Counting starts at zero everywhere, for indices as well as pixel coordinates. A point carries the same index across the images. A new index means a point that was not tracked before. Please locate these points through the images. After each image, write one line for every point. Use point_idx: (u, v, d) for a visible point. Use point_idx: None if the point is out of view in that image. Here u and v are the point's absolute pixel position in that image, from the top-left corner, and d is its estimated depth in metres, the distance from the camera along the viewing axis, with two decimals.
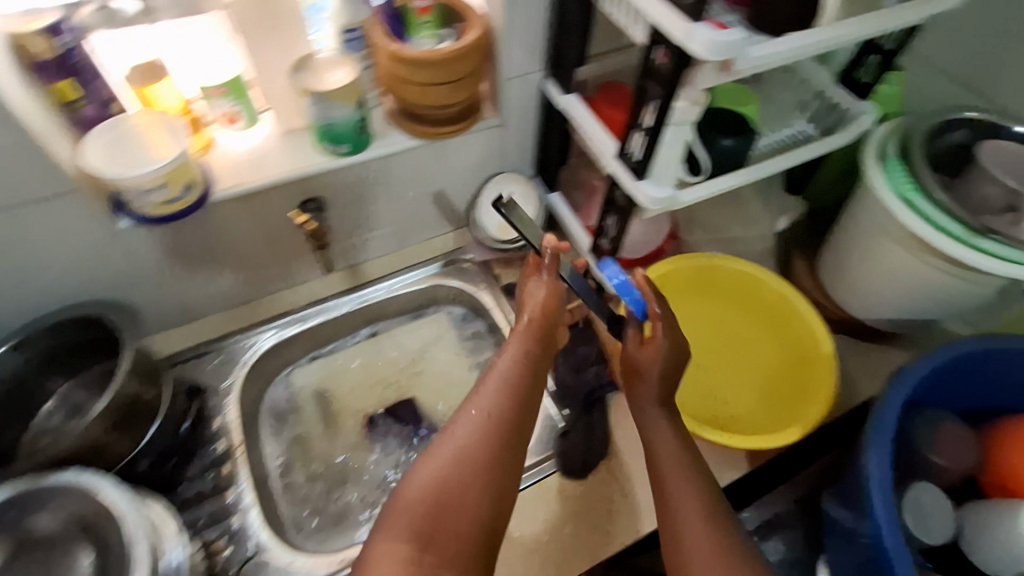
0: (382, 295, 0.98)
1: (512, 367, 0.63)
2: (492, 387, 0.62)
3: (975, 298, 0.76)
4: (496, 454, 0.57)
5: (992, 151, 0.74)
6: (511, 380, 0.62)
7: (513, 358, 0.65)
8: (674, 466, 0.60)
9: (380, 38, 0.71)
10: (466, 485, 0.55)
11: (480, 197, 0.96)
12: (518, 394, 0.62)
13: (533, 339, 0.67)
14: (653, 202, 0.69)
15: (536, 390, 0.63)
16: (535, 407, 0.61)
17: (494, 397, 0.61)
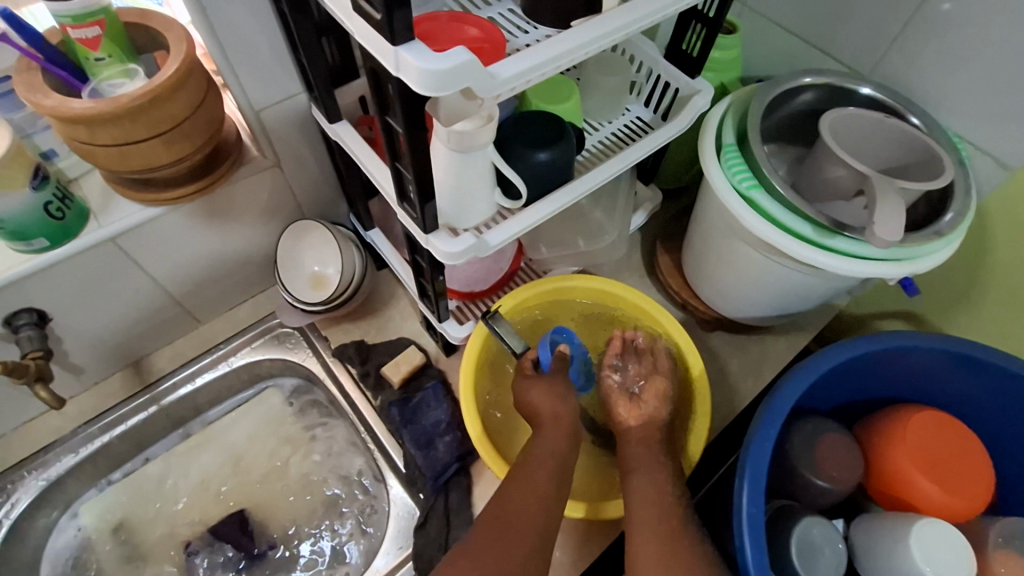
0: (182, 392, 0.78)
1: (546, 456, 0.60)
2: (523, 483, 0.57)
3: (840, 286, 0.68)
4: (518, 544, 0.53)
5: (835, 122, 0.64)
6: (536, 471, 0.58)
7: (544, 448, 0.61)
8: (658, 511, 0.57)
9: (25, 93, 0.50)
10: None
11: (280, 250, 0.77)
12: (556, 479, 0.58)
13: (558, 436, 0.62)
14: (450, 256, 0.56)
15: (553, 468, 0.59)
16: (544, 487, 0.57)
17: (519, 497, 0.56)
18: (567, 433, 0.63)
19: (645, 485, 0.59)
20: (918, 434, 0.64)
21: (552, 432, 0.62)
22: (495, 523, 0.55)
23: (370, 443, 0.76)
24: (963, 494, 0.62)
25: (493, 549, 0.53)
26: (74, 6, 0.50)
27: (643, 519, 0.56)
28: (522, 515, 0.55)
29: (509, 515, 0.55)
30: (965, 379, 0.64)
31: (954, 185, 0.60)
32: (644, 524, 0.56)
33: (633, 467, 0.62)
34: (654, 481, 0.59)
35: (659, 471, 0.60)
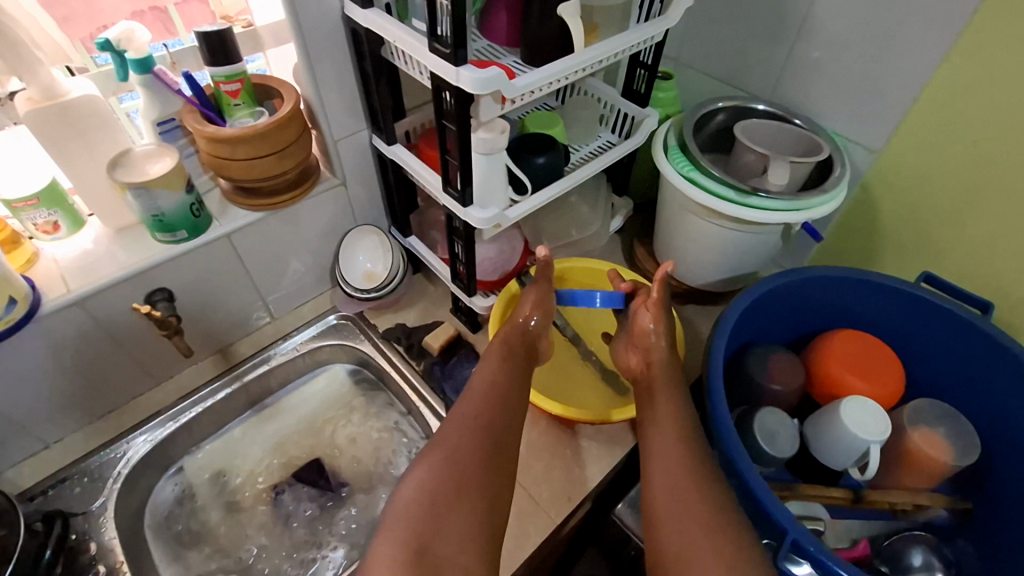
0: (260, 372, 0.96)
1: (495, 371, 0.77)
2: (469, 419, 0.70)
3: (768, 244, 0.91)
4: (468, 458, 0.66)
5: (744, 127, 0.90)
6: (482, 405, 0.71)
7: (487, 385, 0.75)
8: (669, 443, 0.68)
9: (193, 125, 0.74)
10: (445, 487, 0.63)
11: (340, 252, 0.99)
12: (501, 409, 0.72)
13: (517, 344, 0.81)
14: (482, 222, 0.78)
15: (509, 381, 0.76)
16: (493, 419, 0.70)
17: (476, 403, 0.72)
18: (506, 369, 0.77)
19: (658, 432, 0.70)
20: (842, 345, 0.83)
21: (513, 329, 0.83)
22: (448, 443, 0.67)
23: (416, 400, 0.93)
24: (883, 384, 0.80)
25: (446, 461, 0.65)
26: (227, 68, 0.76)
27: (656, 453, 0.68)
28: (471, 437, 0.68)
29: (460, 438, 0.68)
30: (866, 302, 0.84)
31: (833, 160, 0.85)
32: (657, 457, 0.68)
33: (650, 417, 0.74)
34: (665, 425, 0.71)
35: (669, 415, 0.72)
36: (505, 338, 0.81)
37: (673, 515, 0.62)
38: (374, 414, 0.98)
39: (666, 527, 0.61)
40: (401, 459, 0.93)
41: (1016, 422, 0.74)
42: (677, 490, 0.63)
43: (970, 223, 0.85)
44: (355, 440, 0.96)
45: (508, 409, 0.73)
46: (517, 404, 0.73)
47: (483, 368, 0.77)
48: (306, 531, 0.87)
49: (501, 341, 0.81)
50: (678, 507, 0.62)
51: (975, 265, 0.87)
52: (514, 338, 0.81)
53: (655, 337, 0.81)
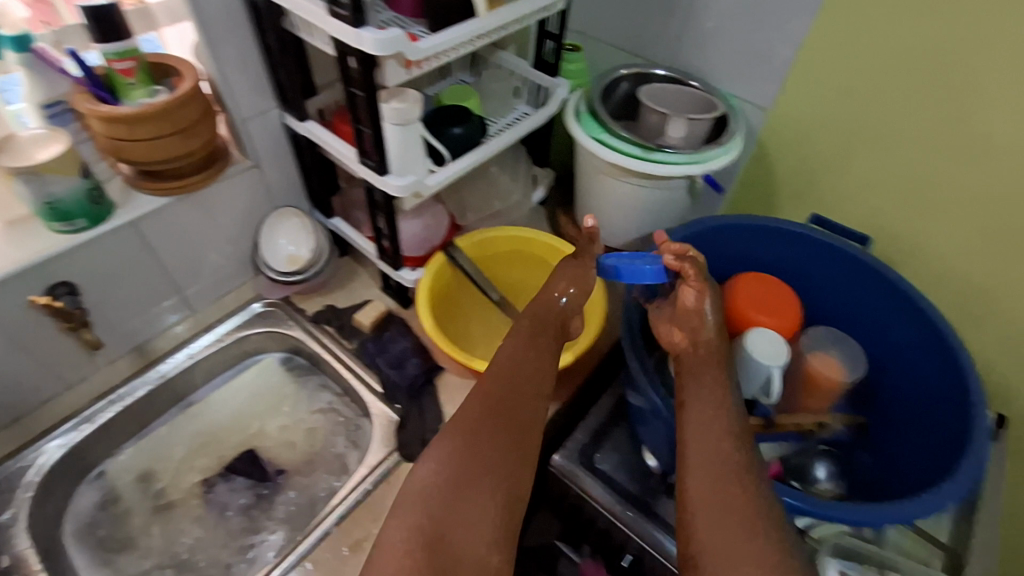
0: (182, 365, 0.92)
1: (524, 350, 0.72)
2: (489, 398, 0.65)
3: (678, 200, 0.97)
4: (487, 445, 0.62)
5: (647, 92, 0.96)
6: (503, 387, 0.67)
7: (513, 365, 0.69)
8: (708, 426, 0.61)
9: (85, 106, 0.71)
10: (458, 469, 0.60)
11: (260, 237, 0.96)
12: (524, 393, 0.67)
13: (546, 326, 0.77)
14: (401, 189, 0.79)
15: (532, 363, 0.70)
16: (514, 404, 0.66)
17: (495, 382, 0.67)
18: (533, 349, 0.72)
19: (699, 410, 0.62)
20: (748, 287, 0.90)
21: (547, 305, 0.79)
22: (465, 424, 0.63)
23: (350, 378, 0.93)
24: (783, 317, 0.87)
25: (459, 441, 0.62)
26: (117, 45, 0.73)
27: (694, 440, 0.60)
28: (489, 421, 0.63)
29: (479, 419, 0.64)
30: (768, 248, 0.91)
31: (728, 117, 0.92)
32: (697, 443, 0.60)
33: (687, 395, 0.65)
34: (709, 408, 0.62)
35: (711, 394, 0.64)
36: (530, 319, 0.77)
37: (713, 504, 0.55)
38: (308, 399, 0.97)
39: (695, 512, 0.55)
40: (338, 439, 0.93)
41: (897, 341, 0.84)
42: (708, 475, 0.56)
43: (848, 168, 0.94)
44: (290, 426, 0.95)
45: (530, 390, 0.68)
46: (538, 387, 0.69)
47: (502, 353, 0.72)
48: (244, 519, 0.86)
49: (523, 321, 0.76)
50: (716, 497, 0.55)
51: (856, 207, 0.97)
52: (538, 316, 0.77)
53: (705, 314, 0.70)
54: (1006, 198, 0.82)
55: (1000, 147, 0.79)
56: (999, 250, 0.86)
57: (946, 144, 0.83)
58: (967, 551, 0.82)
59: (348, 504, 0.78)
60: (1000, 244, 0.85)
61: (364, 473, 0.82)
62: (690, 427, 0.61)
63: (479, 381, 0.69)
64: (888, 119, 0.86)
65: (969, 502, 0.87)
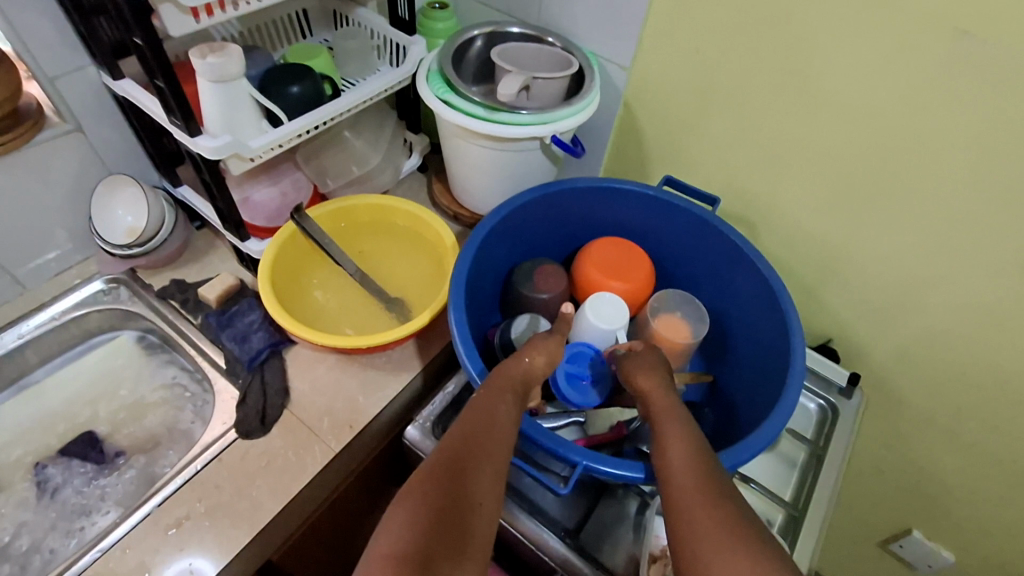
0: (6, 343, 0.86)
1: (493, 400, 0.64)
2: (462, 447, 0.59)
3: (536, 162, 0.94)
4: (461, 492, 0.55)
5: (501, 49, 0.92)
6: (474, 428, 0.60)
7: (484, 413, 0.62)
8: (686, 469, 0.57)
9: None
10: (430, 526, 0.51)
11: (93, 207, 0.90)
12: (499, 441, 0.60)
13: (512, 379, 0.67)
14: (213, 151, 0.74)
15: (500, 413, 0.63)
16: (485, 448, 0.59)
17: (466, 428, 0.61)
18: (504, 399, 0.64)
19: (672, 449, 0.60)
20: (600, 252, 0.89)
21: (513, 362, 0.69)
22: (440, 470, 0.56)
23: (195, 354, 0.89)
24: (631, 283, 0.87)
25: (426, 496, 0.53)
26: None
27: (675, 487, 0.57)
28: (467, 470, 0.57)
29: (451, 465, 0.57)
30: (616, 207, 0.89)
31: (583, 75, 0.89)
32: (676, 494, 0.56)
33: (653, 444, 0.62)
34: (675, 441, 0.60)
35: (679, 437, 0.61)
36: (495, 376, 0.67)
37: (702, 538, 0.51)
38: (154, 377, 0.93)
39: (694, 553, 0.51)
40: (186, 418, 0.89)
41: (735, 297, 0.84)
42: (701, 523, 0.52)
43: (704, 128, 0.93)
44: (135, 405, 0.91)
45: (501, 443, 0.61)
46: (508, 435, 0.62)
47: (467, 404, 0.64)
48: (76, 500, 0.80)
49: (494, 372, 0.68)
50: (714, 538, 0.51)
51: (719, 168, 0.96)
52: (509, 368, 0.68)
53: (650, 372, 0.69)
54: (843, 154, 0.82)
55: (838, 103, 0.78)
56: (843, 209, 0.86)
57: (785, 100, 0.82)
58: (807, 506, 0.83)
59: (176, 482, 0.75)
60: (844, 202, 0.86)
61: (198, 450, 0.78)
62: (668, 472, 0.58)
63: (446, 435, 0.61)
64: (732, 74, 0.85)
65: (816, 457, 0.89)
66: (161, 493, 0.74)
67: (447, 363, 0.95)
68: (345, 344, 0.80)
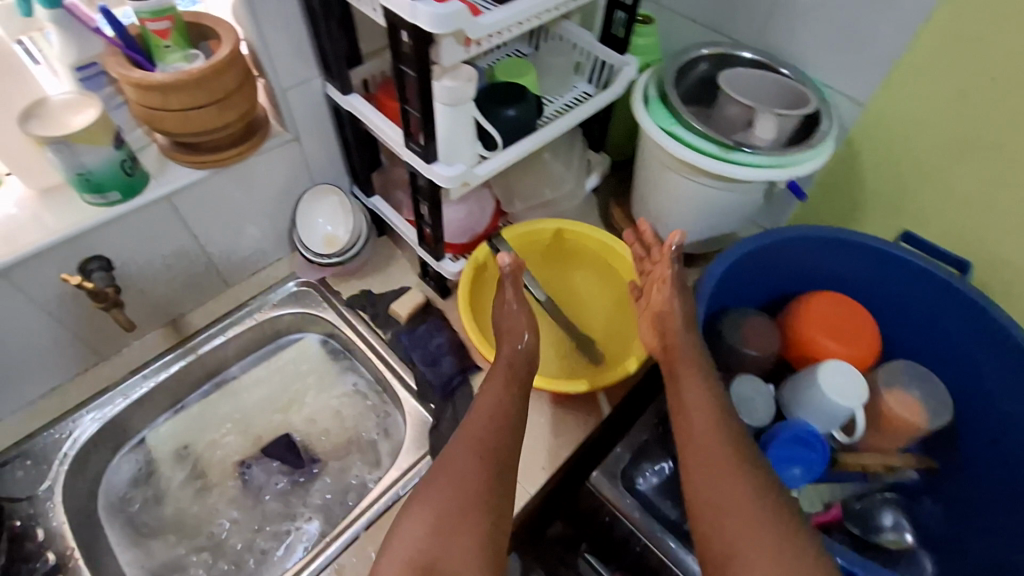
0: (215, 343, 0.90)
1: (505, 382, 0.72)
2: (474, 432, 0.67)
3: (750, 202, 0.86)
4: (473, 479, 0.62)
5: (727, 76, 0.85)
6: (486, 418, 0.68)
7: (486, 405, 0.69)
8: (700, 433, 0.62)
9: (117, 71, 0.65)
10: (451, 510, 0.60)
11: (297, 214, 0.91)
12: (505, 431, 0.67)
13: (519, 367, 0.74)
14: (447, 180, 0.72)
15: (508, 399, 0.70)
16: (497, 438, 0.66)
17: (478, 414, 0.69)
18: (509, 390, 0.71)
19: (686, 412, 0.64)
20: (820, 309, 0.83)
21: (514, 355, 0.75)
22: (455, 465, 0.64)
23: (385, 369, 0.89)
24: (856, 347, 0.81)
25: (446, 482, 0.62)
26: (152, 2, 0.66)
27: (690, 447, 0.62)
28: (479, 459, 0.64)
29: (464, 459, 0.64)
30: (848, 261, 0.81)
31: (820, 113, 0.81)
32: (693, 453, 0.61)
33: (674, 400, 0.66)
34: (697, 404, 0.64)
35: (696, 400, 0.64)
36: (500, 369, 0.74)
37: (729, 522, 0.55)
38: (338, 383, 0.95)
39: (726, 536, 0.55)
40: (372, 431, 0.90)
41: (985, 379, 0.75)
42: (712, 483, 0.58)
43: (949, 180, 0.83)
44: (321, 411, 0.92)
45: (511, 429, 0.68)
46: (517, 419, 0.69)
47: (483, 394, 0.71)
48: (280, 505, 0.83)
49: (498, 362, 0.75)
50: (745, 524, 0.55)
51: (956, 224, 0.85)
52: (507, 357, 0.75)
53: (669, 318, 0.73)
54: None
55: None
56: None
57: None
58: None
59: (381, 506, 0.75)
60: None
61: (397, 474, 0.79)
62: (685, 432, 0.63)
63: (464, 421, 0.69)
64: (1006, 126, 0.73)
65: None
66: (366, 515, 0.75)
67: (630, 405, 0.91)
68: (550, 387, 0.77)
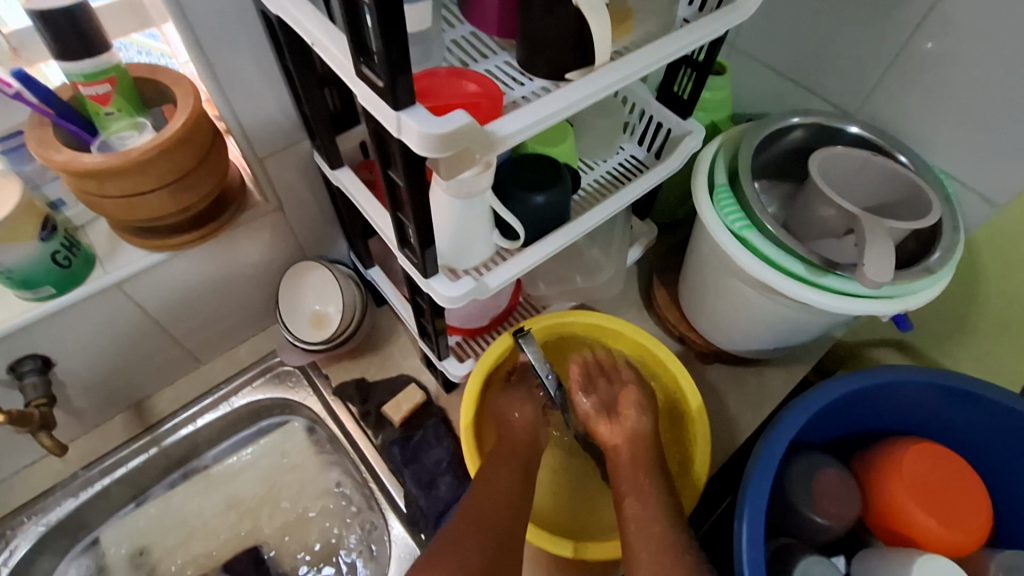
0: (182, 433, 0.79)
1: (506, 455, 0.65)
2: (475, 509, 0.59)
3: (836, 321, 0.68)
4: (474, 562, 0.56)
5: (824, 161, 0.66)
6: (489, 497, 0.60)
7: (489, 479, 0.62)
8: (652, 535, 0.59)
9: (38, 153, 0.51)
10: None
11: (281, 288, 0.77)
12: (506, 513, 0.60)
13: (517, 438, 0.67)
14: (450, 299, 0.57)
15: (510, 475, 0.63)
16: (502, 521, 0.59)
17: (485, 479, 0.62)
18: (510, 463, 0.64)
19: (636, 504, 0.62)
20: (915, 466, 0.65)
21: (514, 427, 0.68)
22: (459, 544, 0.57)
23: (372, 481, 0.76)
24: (961, 529, 0.63)
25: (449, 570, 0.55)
26: (86, 64, 0.52)
27: (637, 545, 0.59)
28: (483, 540, 0.57)
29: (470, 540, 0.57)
30: (957, 413, 0.66)
31: (943, 224, 0.62)
32: (638, 552, 0.59)
33: (625, 489, 0.64)
34: (649, 506, 0.61)
35: (650, 492, 0.63)
36: (498, 442, 0.67)
37: None
38: (320, 482, 0.82)
39: None
40: (354, 546, 0.78)
41: None
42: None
43: None
44: (299, 520, 0.81)
45: (515, 512, 0.60)
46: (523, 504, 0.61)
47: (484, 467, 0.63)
48: None
49: (500, 446, 0.66)
50: None
51: None
52: (510, 424, 0.68)
53: (630, 419, 0.69)
54: None
55: None
56: None
57: None
58: None
59: None
60: None
61: None
62: (633, 528, 0.61)
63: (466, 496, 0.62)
64: None
65: None
66: None
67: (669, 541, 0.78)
68: (570, 551, 0.62)
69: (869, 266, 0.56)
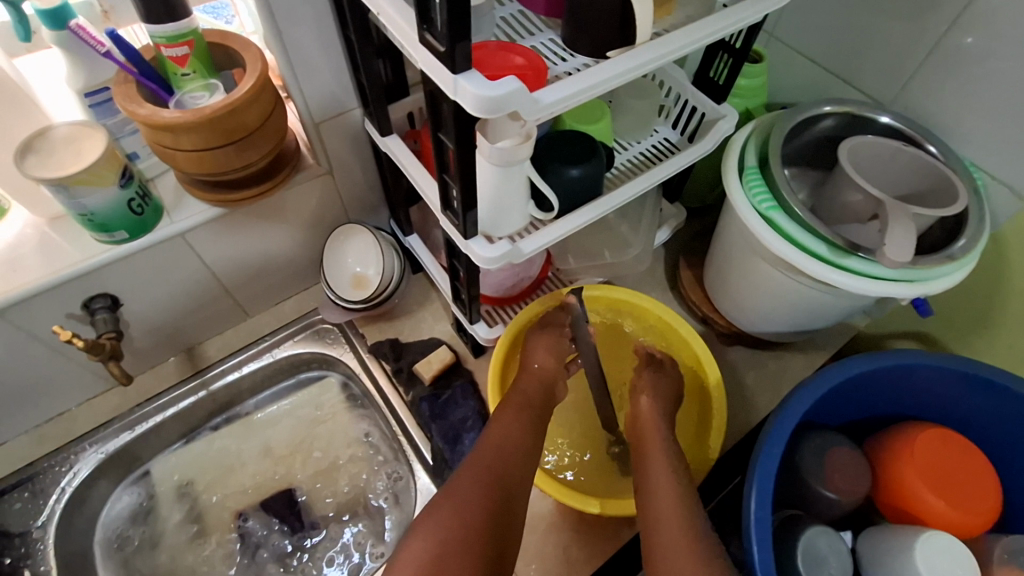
0: (229, 379, 0.84)
1: (521, 407, 0.65)
2: (484, 456, 0.59)
3: (856, 305, 0.70)
4: (479, 507, 0.54)
5: (855, 149, 0.67)
6: (502, 449, 0.60)
7: (500, 432, 0.62)
8: (669, 508, 0.58)
9: (124, 105, 0.57)
10: (456, 537, 0.51)
11: (326, 249, 0.82)
12: (515, 462, 0.59)
13: (532, 393, 0.68)
14: (487, 260, 0.61)
15: (524, 425, 0.63)
16: (511, 468, 0.59)
17: (499, 430, 0.62)
18: (523, 419, 0.64)
19: (652, 484, 0.62)
20: (927, 449, 0.67)
21: (530, 381, 0.69)
22: (459, 494, 0.54)
23: (401, 433, 0.81)
24: (968, 511, 0.64)
25: (458, 508, 0.53)
26: (170, 26, 0.57)
27: (653, 520, 0.58)
28: (487, 486, 0.56)
29: (474, 488, 0.55)
30: (975, 399, 0.68)
31: (969, 213, 0.63)
32: (656, 526, 0.57)
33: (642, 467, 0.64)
34: (659, 482, 0.61)
35: (663, 470, 0.62)
36: (515, 395, 0.67)
37: None
38: (351, 433, 0.88)
39: None
40: (380, 493, 0.83)
41: None
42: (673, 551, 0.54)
43: None
44: (330, 467, 0.86)
45: (522, 458, 0.60)
46: (533, 455, 0.62)
47: (499, 420, 0.63)
48: (277, 566, 0.81)
49: (514, 393, 0.68)
50: None
51: None
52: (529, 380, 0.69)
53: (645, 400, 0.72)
54: None
55: None
56: None
57: None
58: None
59: None
60: None
61: None
62: (650, 509, 0.59)
63: (477, 447, 0.60)
64: None
65: None
66: None
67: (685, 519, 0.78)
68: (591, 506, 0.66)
69: (889, 248, 0.58)
